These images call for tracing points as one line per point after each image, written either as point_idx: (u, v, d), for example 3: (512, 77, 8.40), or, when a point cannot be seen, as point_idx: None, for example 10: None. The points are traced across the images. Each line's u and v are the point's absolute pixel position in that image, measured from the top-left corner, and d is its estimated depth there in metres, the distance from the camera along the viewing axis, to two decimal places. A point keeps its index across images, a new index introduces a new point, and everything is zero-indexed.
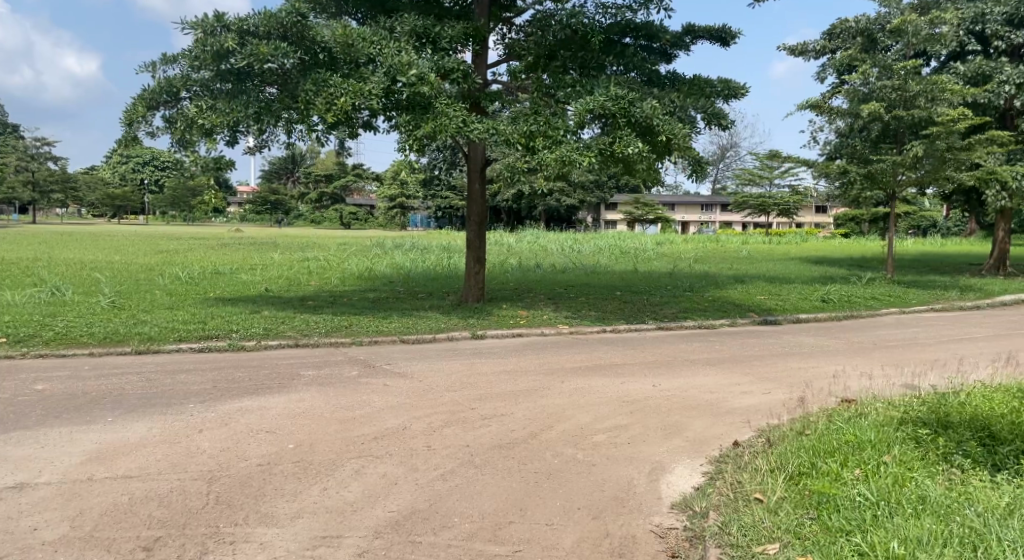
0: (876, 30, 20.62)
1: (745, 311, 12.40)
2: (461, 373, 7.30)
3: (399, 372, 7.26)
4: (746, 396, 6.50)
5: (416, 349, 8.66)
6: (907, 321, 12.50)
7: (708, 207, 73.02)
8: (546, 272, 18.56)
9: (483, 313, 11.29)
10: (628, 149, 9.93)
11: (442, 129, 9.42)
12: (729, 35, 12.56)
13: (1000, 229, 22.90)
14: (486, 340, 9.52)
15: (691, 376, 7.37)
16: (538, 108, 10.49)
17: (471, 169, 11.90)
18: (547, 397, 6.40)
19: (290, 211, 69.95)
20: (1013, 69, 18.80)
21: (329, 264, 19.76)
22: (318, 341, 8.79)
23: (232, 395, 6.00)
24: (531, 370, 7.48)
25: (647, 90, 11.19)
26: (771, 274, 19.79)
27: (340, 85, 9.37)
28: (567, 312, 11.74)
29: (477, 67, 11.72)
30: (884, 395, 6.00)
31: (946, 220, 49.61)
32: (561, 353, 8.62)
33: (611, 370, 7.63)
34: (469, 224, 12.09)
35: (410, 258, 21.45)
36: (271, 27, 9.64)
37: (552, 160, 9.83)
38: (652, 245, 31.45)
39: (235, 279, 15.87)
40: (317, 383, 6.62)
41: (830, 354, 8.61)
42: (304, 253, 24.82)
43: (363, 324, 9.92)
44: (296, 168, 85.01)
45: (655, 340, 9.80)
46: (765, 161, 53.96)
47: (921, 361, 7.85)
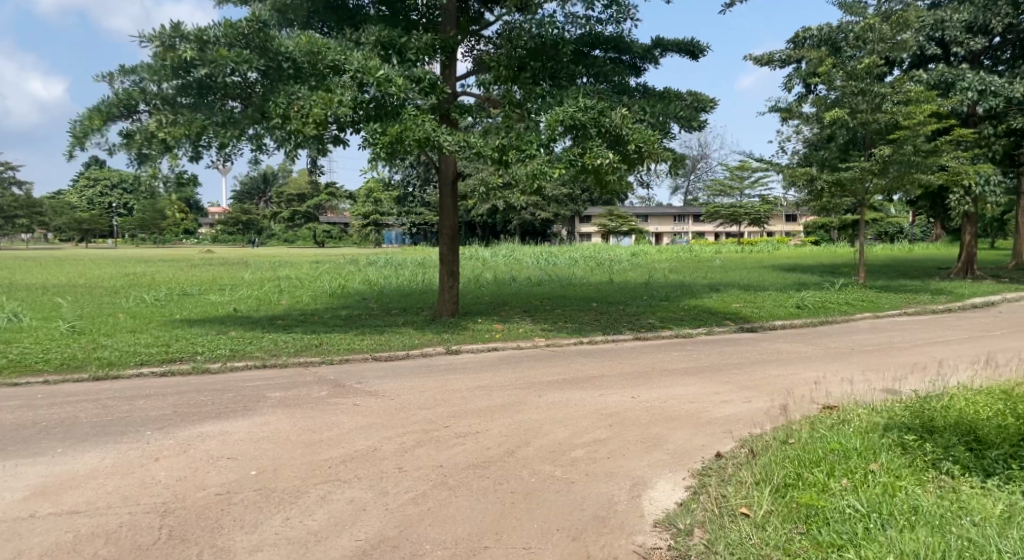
0: (840, 38, 20.92)
1: (721, 319, 12.33)
2: (434, 390, 7.08)
3: (370, 391, 7.02)
4: (727, 406, 6.34)
5: (388, 367, 8.41)
6: (882, 325, 12.49)
7: (681, 218, 73.62)
8: (521, 285, 18.40)
9: (457, 327, 11.08)
10: (600, 159, 9.84)
11: (409, 134, 9.29)
12: (697, 48, 12.55)
13: (967, 234, 23.19)
14: (460, 356, 9.30)
15: (670, 386, 7.22)
16: (508, 120, 10.39)
17: (443, 180, 11.71)
18: (523, 412, 6.20)
19: (262, 231, 69.28)
20: (975, 75, 19.10)
21: (301, 282, 19.41)
22: (286, 362, 8.51)
23: (193, 420, 5.73)
24: (507, 385, 7.28)
25: (616, 98, 11.15)
26: (744, 281, 19.81)
27: (306, 98, 9.17)
28: (543, 324, 11.57)
29: (446, 79, 11.59)
30: (866, 400, 5.89)
31: (913, 226, 50.36)
32: (537, 366, 8.43)
33: (587, 382, 7.45)
34: (442, 238, 11.88)
35: (384, 274, 21.18)
36: (232, 38, 9.45)
37: (524, 174, 9.70)
38: (627, 256, 31.48)
39: (203, 300, 15.49)
40: (282, 405, 6.35)
41: (809, 361, 8.51)
42: (275, 272, 24.42)
43: (333, 342, 9.65)
44: (267, 188, 84.32)
45: (633, 350, 9.66)
46: (734, 171, 54.51)
47: (901, 364, 7.78)
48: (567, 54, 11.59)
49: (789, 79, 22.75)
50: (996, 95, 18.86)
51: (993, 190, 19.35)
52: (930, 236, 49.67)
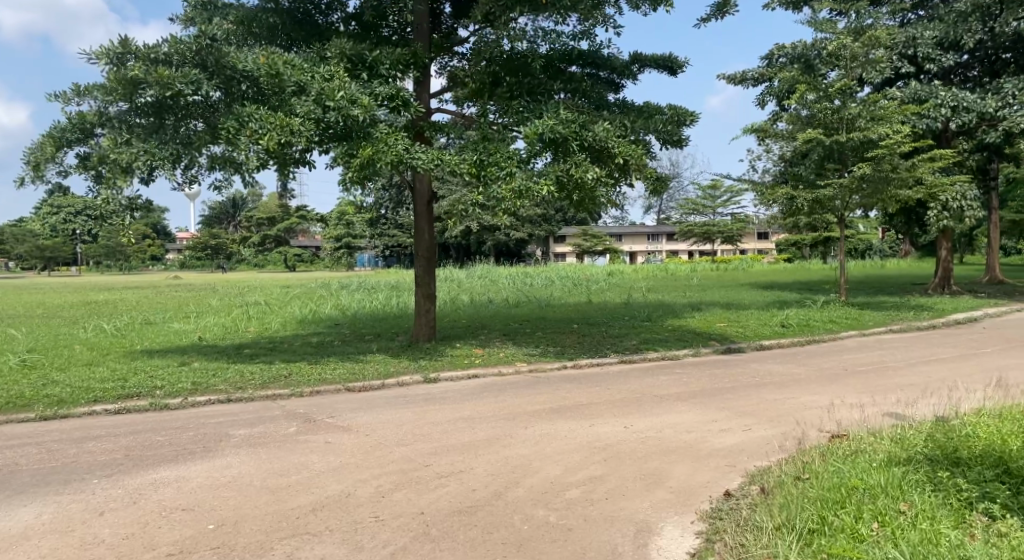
0: (813, 56, 20.91)
1: (707, 340, 12.00)
2: (412, 423, 6.59)
3: (343, 426, 6.50)
4: (727, 437, 5.94)
5: (364, 398, 7.91)
6: (869, 343, 12.22)
7: (654, 237, 73.90)
8: (498, 307, 17.96)
9: (435, 353, 10.62)
10: (587, 174, 9.57)
11: (381, 155, 8.97)
12: (676, 64, 12.32)
13: (943, 249, 23.26)
14: (439, 384, 8.80)
15: (663, 414, 6.80)
16: (484, 137, 10.06)
17: (418, 201, 11.29)
18: (510, 447, 5.74)
19: (232, 257, 68.08)
20: (947, 92, 19.13)
21: (270, 309, 18.76)
22: (252, 395, 7.95)
23: (146, 466, 5.18)
24: (491, 416, 6.82)
25: (597, 113, 10.83)
26: (724, 300, 19.60)
27: (263, 119, 8.74)
28: (524, 348, 11.14)
29: (419, 97, 11.20)
30: (876, 428, 5.53)
31: (883, 242, 50.98)
32: (521, 394, 7.97)
33: (575, 411, 7.01)
34: (417, 260, 11.42)
35: (356, 298, 20.62)
36: (184, 55, 9.08)
37: (507, 192, 9.29)
38: (604, 276, 31.19)
39: (166, 329, 14.83)
40: (247, 444, 5.82)
41: (804, 384, 8.15)
42: (244, 297, 23.70)
43: (303, 372, 9.12)
44: (237, 212, 83.12)
45: (620, 375, 9.25)
46: (707, 190, 54.74)
47: (901, 387, 7.45)
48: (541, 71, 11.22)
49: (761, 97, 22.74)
50: (969, 111, 18.92)
51: (969, 205, 19.35)
52: (900, 252, 50.15)
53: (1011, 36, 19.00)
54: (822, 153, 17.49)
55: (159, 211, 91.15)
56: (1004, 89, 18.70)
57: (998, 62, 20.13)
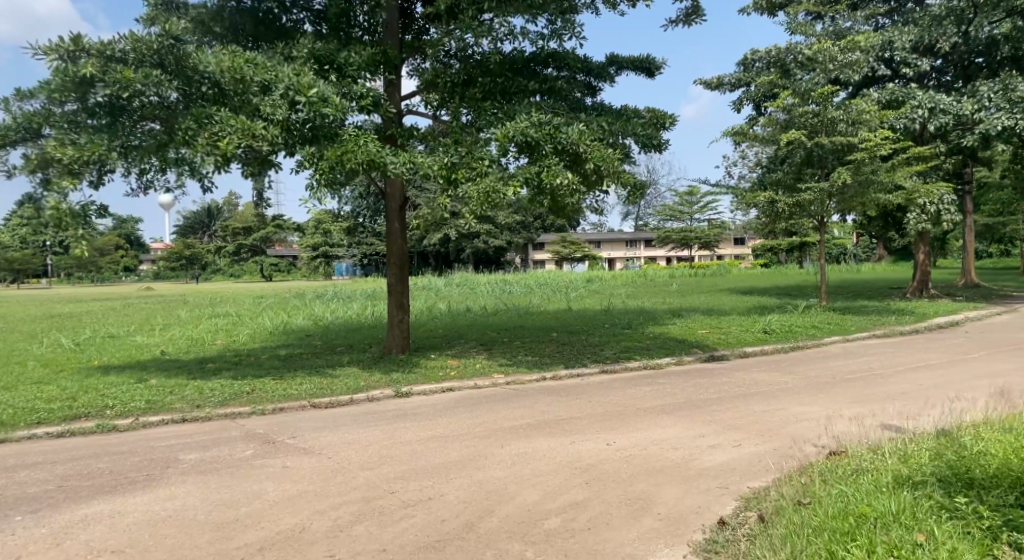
0: (789, 60, 20.73)
1: (689, 348, 11.64)
2: (379, 443, 6.13)
3: (303, 448, 6.02)
4: (717, 454, 5.55)
5: (330, 415, 7.43)
6: (854, 350, 11.91)
7: (633, 243, 73.87)
8: (475, 315, 17.51)
9: (407, 365, 10.14)
10: (557, 178, 9.06)
11: (352, 155, 8.52)
12: (654, 66, 11.98)
13: (921, 253, 23.16)
14: (411, 399, 8.34)
15: (648, 428, 6.40)
16: (457, 139, 9.64)
17: (390, 207, 10.82)
18: (485, 469, 5.32)
19: (206, 266, 67.01)
20: (925, 94, 19.08)
21: (239, 320, 18.16)
22: (210, 414, 7.45)
23: (80, 500, 4.70)
24: (466, 434, 6.37)
25: (573, 114, 10.49)
26: (704, 306, 19.30)
27: (224, 121, 8.25)
28: (501, 358, 10.70)
29: (390, 98, 10.78)
30: (876, 444, 5.19)
31: (858, 248, 51.26)
32: (497, 409, 7.52)
33: (554, 427, 6.59)
34: (389, 267, 10.95)
35: (329, 308, 20.05)
36: (143, 53, 8.53)
37: (476, 194, 8.91)
38: (583, 283, 30.87)
39: (128, 342, 14.20)
40: (196, 471, 5.34)
41: (793, 394, 7.79)
42: (214, 309, 23.03)
43: (267, 389, 8.61)
44: (211, 221, 81.91)
45: (601, 386, 8.85)
46: (684, 196, 54.68)
47: (894, 399, 7.11)
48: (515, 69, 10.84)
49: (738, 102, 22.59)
50: (945, 113, 18.78)
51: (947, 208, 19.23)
52: (874, 256, 50.42)
53: (985, 39, 18.92)
54: (803, 155, 17.29)
55: (131, 220, 89.61)
56: (980, 92, 18.59)
57: (971, 66, 20.05)
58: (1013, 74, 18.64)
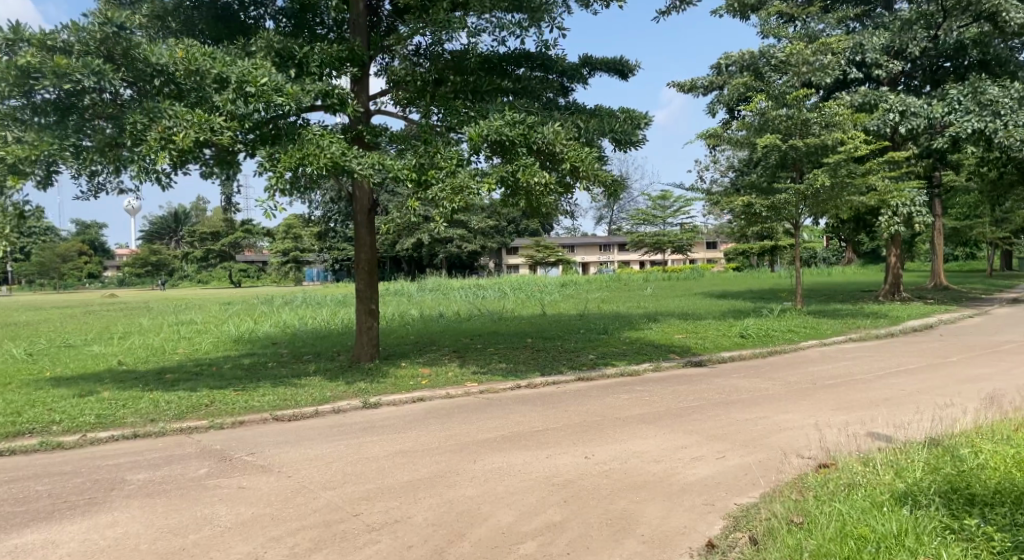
0: (761, 64, 20.69)
1: (666, 353, 11.40)
2: (344, 459, 5.77)
3: (262, 466, 5.65)
4: (701, 467, 5.27)
5: (294, 429, 7.04)
6: (832, 354, 11.76)
7: (606, 248, 73.98)
8: (447, 321, 17.14)
9: (377, 374, 9.77)
10: (534, 178, 8.80)
11: (314, 158, 8.16)
12: (627, 68, 11.75)
13: (892, 256, 23.25)
14: (380, 410, 7.96)
15: (627, 440, 6.11)
16: (426, 139, 9.37)
17: (357, 210, 10.46)
18: (457, 486, 5.00)
19: (173, 273, 65.72)
20: (896, 97, 19.14)
21: (203, 328, 17.62)
22: (163, 429, 7.04)
23: (13, 529, 4.31)
24: (437, 448, 6.03)
25: (547, 113, 10.22)
26: (679, 310, 19.14)
27: (178, 117, 7.86)
28: (474, 366, 10.36)
29: (358, 96, 10.43)
30: (867, 455, 4.96)
31: (828, 253, 51.76)
32: (470, 420, 7.18)
33: (530, 439, 6.27)
34: (357, 273, 10.58)
35: (297, 315, 19.56)
36: (88, 44, 8.04)
37: (447, 192, 8.58)
38: (556, 287, 30.62)
39: (83, 352, 13.65)
40: (143, 494, 4.95)
41: (774, 401, 7.56)
42: (178, 316, 22.39)
43: (227, 401, 8.18)
44: (179, 226, 80.47)
45: (577, 394, 8.56)
46: (657, 200, 54.80)
47: (880, 408, 6.89)
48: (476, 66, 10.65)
49: (711, 105, 22.53)
50: (917, 116, 18.83)
51: (919, 211, 19.28)
52: (844, 260, 50.92)
53: (954, 43, 19.06)
54: (778, 158, 17.22)
55: (95, 226, 87.67)
56: (950, 95, 18.70)
57: (940, 70, 20.20)
58: (981, 78, 18.78)
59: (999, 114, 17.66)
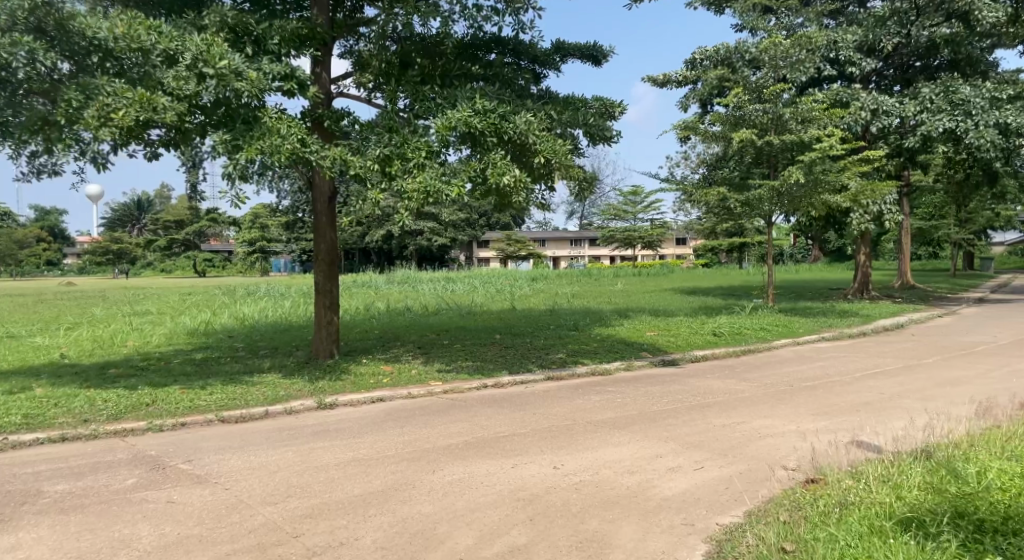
0: (737, 59, 20.34)
1: (638, 351, 11.03)
2: (290, 468, 5.27)
3: (198, 476, 5.13)
4: (678, 480, 4.87)
5: (240, 433, 6.50)
6: (806, 354, 11.50)
7: (576, 242, 73.91)
8: (414, 315, 16.61)
9: (335, 371, 9.25)
10: (504, 176, 8.37)
11: (272, 149, 7.63)
12: (601, 54, 11.31)
13: (862, 254, 23.21)
14: (335, 411, 7.45)
15: (599, 447, 5.70)
16: (390, 125, 8.84)
17: (317, 199, 9.88)
18: (412, 501, 4.54)
19: (135, 262, 64.09)
20: (868, 95, 18.92)
21: (159, 319, 16.90)
22: (95, 432, 6.47)
23: None
24: (393, 456, 5.56)
25: (519, 101, 9.76)
26: (651, 306, 18.85)
27: (118, 93, 7.26)
28: (439, 363, 9.90)
29: (319, 79, 9.85)
30: (858, 470, 4.60)
31: (796, 250, 52.19)
32: (431, 423, 6.71)
33: (495, 445, 5.83)
34: (317, 265, 10.01)
35: (257, 307, 18.89)
36: (14, 17, 7.39)
37: (412, 188, 8.15)
38: (526, 281, 30.21)
39: (24, 344, 12.90)
40: (58, 510, 4.43)
41: (753, 405, 7.21)
42: (135, 305, 21.55)
43: (171, 401, 7.60)
44: (142, 215, 78.55)
45: (547, 395, 8.14)
46: (628, 196, 54.71)
47: (864, 416, 6.56)
48: (452, 50, 10.17)
49: (685, 100, 22.27)
50: (889, 115, 18.70)
51: (890, 209, 19.17)
52: (810, 259, 51.28)
53: (927, 41, 18.92)
54: (754, 153, 16.95)
55: (56, 212, 85.36)
56: (921, 94, 18.53)
57: (911, 70, 20.08)
58: (953, 77, 18.73)
59: (971, 114, 17.60)
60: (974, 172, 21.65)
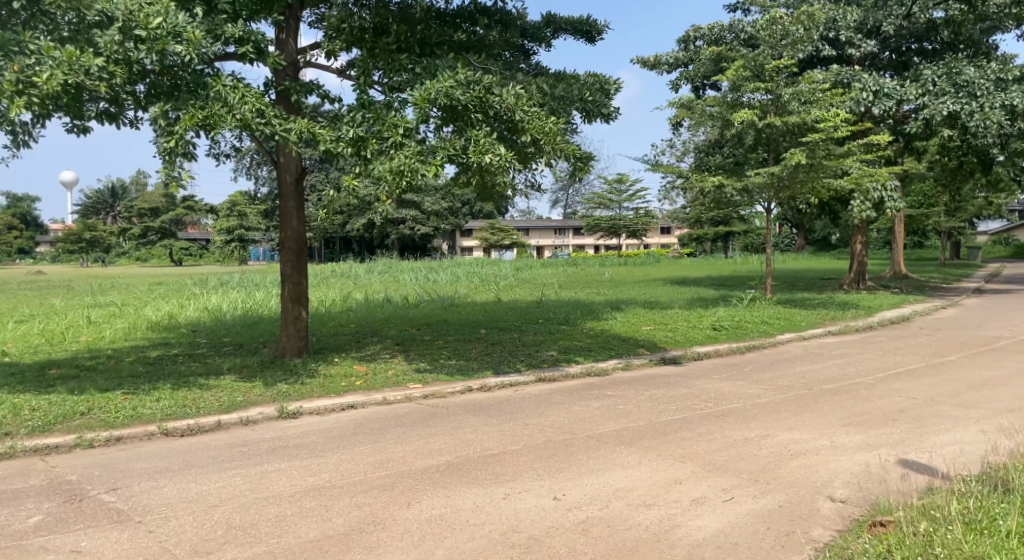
0: (730, 38, 19.59)
1: (636, 348, 10.16)
2: (232, 499, 4.34)
3: (121, 510, 4.20)
4: (707, 516, 4.02)
5: (179, 450, 5.54)
6: (814, 350, 10.69)
7: (561, 231, 73.02)
8: (394, 306, 15.65)
9: (301, 371, 8.34)
10: (486, 155, 7.40)
11: (217, 119, 6.72)
12: (595, 30, 10.27)
13: (858, 243, 22.45)
14: (298, 421, 6.53)
15: (605, 470, 4.82)
16: (363, 98, 7.88)
17: (283, 181, 8.91)
18: (380, 550, 3.64)
19: (110, 250, 62.30)
20: (871, 77, 17.98)
21: (120, 311, 15.78)
22: (10, 449, 5.50)
23: None
24: (360, 483, 4.63)
25: (508, 73, 8.81)
26: (643, 297, 17.98)
27: (43, 53, 6.32)
28: (420, 362, 8.98)
29: (284, 46, 8.83)
30: (931, 505, 3.75)
31: (780, 239, 51.73)
32: (407, 437, 5.79)
33: (482, 466, 4.95)
34: (283, 253, 9.03)
35: (227, 298, 17.78)
36: None
37: (386, 172, 7.16)
38: (511, 270, 29.25)
39: None
40: None
41: (773, 414, 6.37)
42: (100, 296, 20.36)
43: (111, 408, 6.64)
44: (116, 202, 76.64)
45: (539, 399, 7.26)
46: (613, 183, 53.84)
47: (903, 429, 5.71)
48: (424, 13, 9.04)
49: (676, 84, 21.41)
50: (890, 97, 17.72)
51: (891, 197, 18.28)
52: (796, 247, 50.76)
53: (926, 23, 18.10)
54: (753, 137, 16.04)
55: (28, 200, 83.32)
56: (923, 76, 17.70)
57: (908, 53, 19.15)
58: (956, 58, 17.90)
59: (975, 96, 16.85)
60: (970, 160, 20.93)
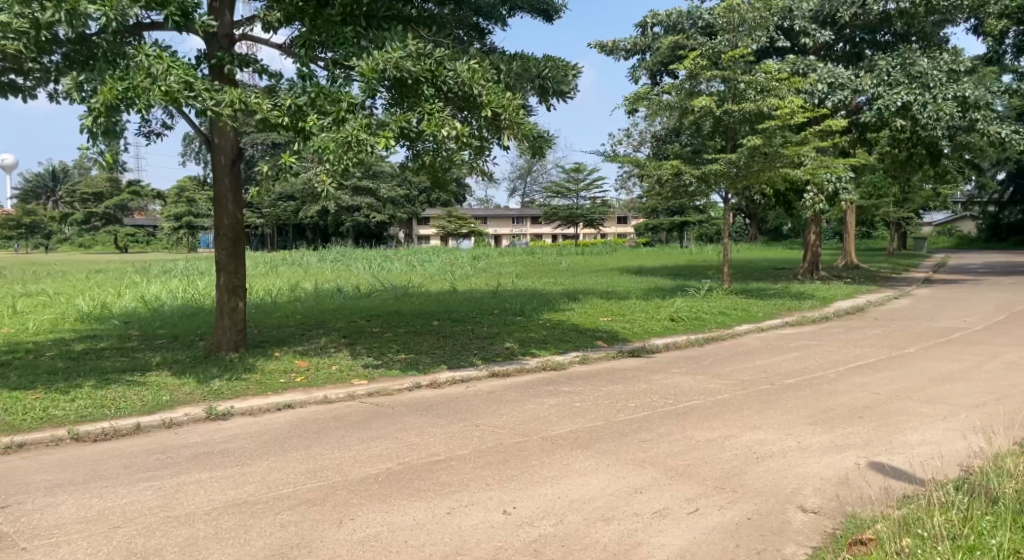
0: (688, 25, 19.31)
1: (592, 340, 9.79)
2: (137, 520, 3.82)
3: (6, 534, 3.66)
4: (671, 530, 3.66)
5: (88, 459, 4.97)
6: (774, 342, 10.48)
7: (518, 220, 72.61)
8: (342, 296, 15.05)
9: (237, 367, 7.77)
10: (441, 128, 6.88)
11: (139, 92, 6.06)
12: (553, 8, 9.67)
13: (812, 234, 22.51)
14: (227, 423, 5.99)
15: (559, 477, 4.42)
16: (304, 73, 7.33)
17: (218, 162, 8.29)
18: None
19: (51, 237, 59.91)
20: (825, 67, 17.75)
21: (51, 300, 14.89)
22: None
23: None
24: (288, 497, 4.15)
25: (460, 50, 8.33)
26: (600, 287, 17.70)
27: None
28: (366, 356, 8.46)
29: (218, 18, 8.19)
30: (912, 519, 3.42)
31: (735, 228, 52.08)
32: (346, 441, 5.32)
33: (426, 475, 4.51)
34: (219, 240, 8.41)
35: (167, 287, 16.96)
36: None
37: (331, 145, 6.58)
38: (467, 259, 28.74)
39: None
40: None
41: (736, 412, 6.05)
42: (32, 284, 19.31)
43: (18, 410, 6.02)
44: (58, 186, 73.81)
45: (490, 397, 6.83)
46: (570, 172, 53.53)
47: (871, 428, 5.43)
48: None
49: (633, 71, 21.13)
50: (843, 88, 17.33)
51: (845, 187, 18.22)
52: (750, 237, 51.16)
53: (879, 14, 18.01)
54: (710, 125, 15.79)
55: None
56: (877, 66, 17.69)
57: (861, 44, 19.09)
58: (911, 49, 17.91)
59: (928, 87, 16.94)
60: (920, 151, 21.15)
